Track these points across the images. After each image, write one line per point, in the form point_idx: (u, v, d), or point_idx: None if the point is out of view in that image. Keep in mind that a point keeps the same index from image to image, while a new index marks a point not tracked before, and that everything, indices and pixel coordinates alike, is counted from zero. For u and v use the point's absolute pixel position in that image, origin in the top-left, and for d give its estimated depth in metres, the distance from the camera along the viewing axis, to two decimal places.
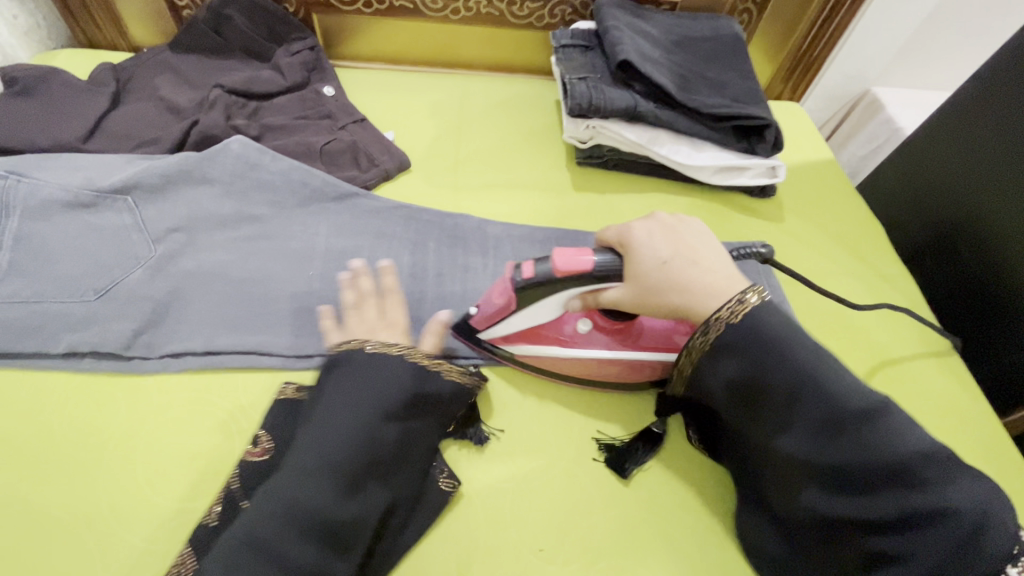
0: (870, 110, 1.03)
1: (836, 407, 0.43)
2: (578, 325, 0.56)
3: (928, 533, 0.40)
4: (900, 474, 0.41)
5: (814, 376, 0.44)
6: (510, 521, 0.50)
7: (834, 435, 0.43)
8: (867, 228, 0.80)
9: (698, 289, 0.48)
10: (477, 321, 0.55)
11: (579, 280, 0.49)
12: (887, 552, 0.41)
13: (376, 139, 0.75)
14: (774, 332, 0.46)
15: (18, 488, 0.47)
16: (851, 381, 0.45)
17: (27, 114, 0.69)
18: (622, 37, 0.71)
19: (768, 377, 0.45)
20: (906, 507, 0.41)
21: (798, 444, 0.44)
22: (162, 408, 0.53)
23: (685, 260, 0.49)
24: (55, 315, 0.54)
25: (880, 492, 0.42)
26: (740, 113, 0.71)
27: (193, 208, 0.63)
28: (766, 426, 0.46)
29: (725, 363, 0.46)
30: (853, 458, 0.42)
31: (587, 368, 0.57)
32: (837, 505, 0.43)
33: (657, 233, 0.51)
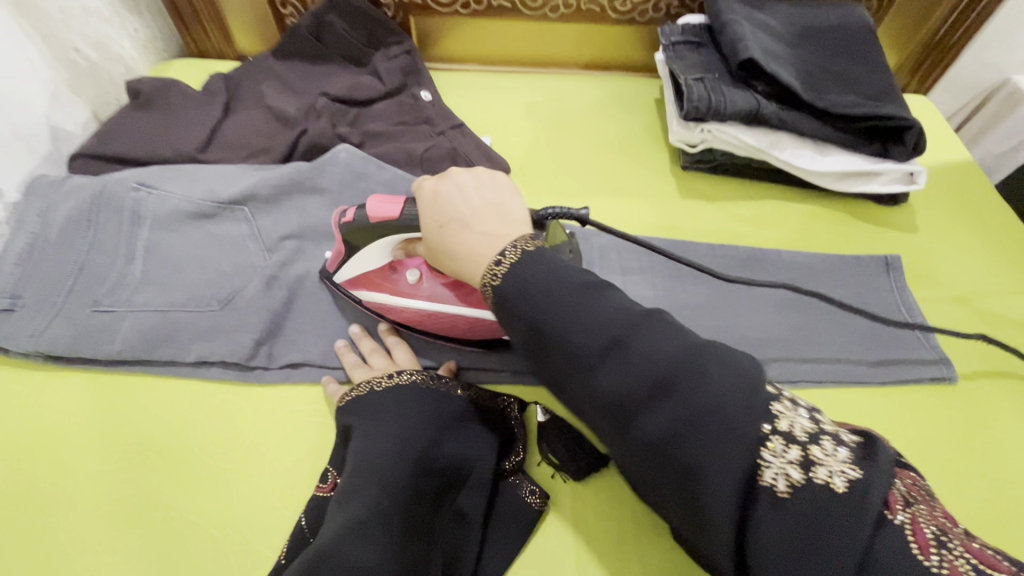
0: (1010, 103, 0.91)
1: (598, 327, 0.38)
2: (408, 275, 0.56)
3: (694, 439, 0.34)
4: (655, 383, 0.36)
5: (563, 295, 0.40)
6: (631, 556, 0.48)
7: (603, 351, 0.38)
8: (1017, 238, 0.72)
9: (467, 250, 0.45)
10: (332, 266, 0.58)
11: (387, 227, 0.51)
12: (684, 468, 0.35)
13: (475, 145, 0.74)
14: (540, 272, 0.41)
15: (156, 490, 0.50)
16: (615, 302, 0.40)
17: (150, 125, 0.73)
18: (743, 33, 0.66)
19: (533, 302, 0.40)
20: (664, 418, 0.35)
21: (598, 373, 0.38)
22: (283, 418, 0.54)
23: (458, 221, 0.47)
24: (186, 323, 0.57)
25: (646, 410, 0.36)
26: (876, 114, 0.64)
27: (304, 218, 0.64)
28: (559, 363, 0.39)
29: (515, 322, 0.41)
30: (624, 374, 0.37)
31: (414, 318, 0.57)
32: (638, 439, 0.37)
33: (450, 191, 0.48)
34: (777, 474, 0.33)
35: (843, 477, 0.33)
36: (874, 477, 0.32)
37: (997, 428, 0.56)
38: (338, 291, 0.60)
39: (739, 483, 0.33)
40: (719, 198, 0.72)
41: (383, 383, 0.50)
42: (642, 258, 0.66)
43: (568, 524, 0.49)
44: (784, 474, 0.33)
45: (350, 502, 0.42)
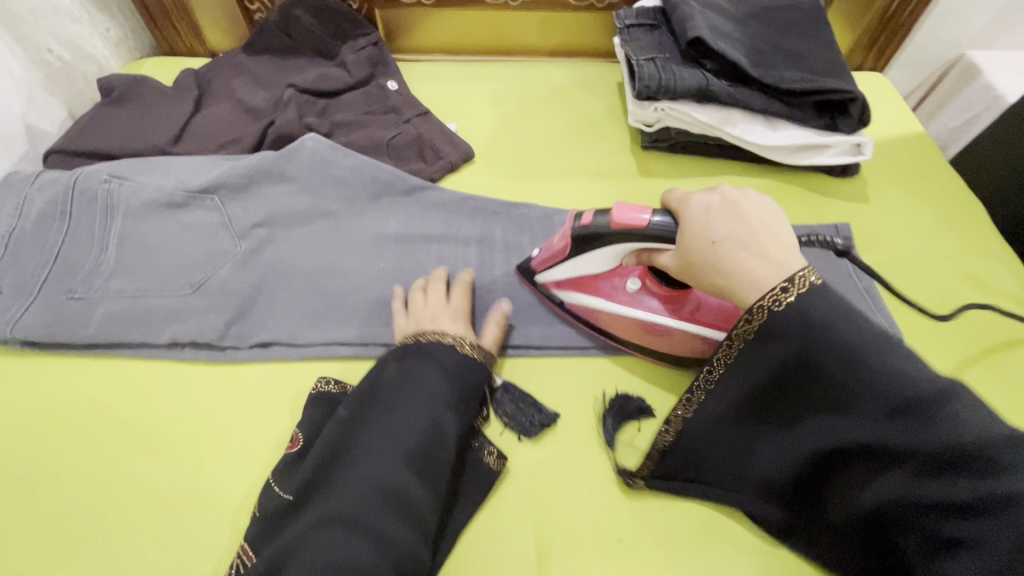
0: (965, 77, 0.94)
1: (844, 382, 0.41)
2: (627, 283, 0.59)
3: (987, 519, 0.36)
4: (962, 457, 0.37)
5: (860, 355, 0.40)
6: (586, 511, 0.50)
7: (887, 415, 0.40)
8: (966, 206, 0.74)
9: (741, 271, 0.46)
10: (538, 264, 0.60)
11: (630, 233, 0.51)
12: (954, 537, 0.37)
13: (440, 131, 0.76)
14: (820, 314, 0.42)
15: (132, 466, 0.52)
16: (870, 358, 0.40)
17: (122, 120, 0.74)
18: (692, 13, 0.68)
19: (796, 340, 0.42)
20: (957, 490, 0.37)
21: (830, 420, 0.42)
22: (254, 395, 0.56)
23: (737, 240, 0.47)
24: (158, 307, 0.59)
25: (941, 477, 0.38)
26: (821, 87, 0.67)
27: (273, 204, 0.66)
28: (810, 412, 0.43)
29: (768, 347, 0.43)
30: (875, 427, 0.40)
31: (625, 326, 0.59)
32: (893, 482, 0.40)
33: (717, 208, 0.48)
34: None
35: None
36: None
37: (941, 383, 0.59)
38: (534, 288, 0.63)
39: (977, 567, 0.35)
40: (677, 175, 0.75)
41: (428, 340, 0.53)
42: None
43: (527, 482, 0.52)
44: None
45: (361, 478, 0.45)
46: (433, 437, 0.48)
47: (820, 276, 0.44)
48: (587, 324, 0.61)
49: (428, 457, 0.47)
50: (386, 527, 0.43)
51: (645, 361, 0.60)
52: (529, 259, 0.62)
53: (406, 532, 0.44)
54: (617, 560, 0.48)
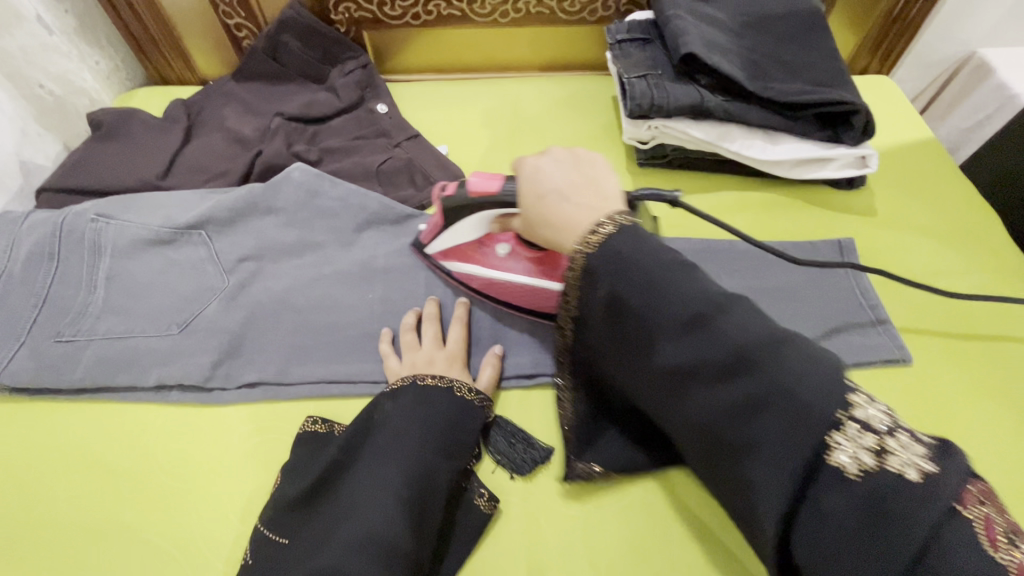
0: (975, 77, 0.90)
1: (659, 305, 0.40)
2: (500, 249, 0.61)
3: (765, 417, 0.35)
4: (741, 360, 0.37)
5: (657, 277, 0.40)
6: (583, 553, 0.49)
7: (681, 328, 0.39)
8: (979, 216, 0.71)
9: (564, 219, 0.48)
10: (426, 236, 0.64)
11: (488, 201, 0.56)
12: (746, 442, 0.36)
13: (430, 155, 0.75)
14: (624, 248, 0.42)
15: (118, 515, 0.51)
16: (676, 276, 0.40)
17: (111, 155, 0.74)
18: (684, 27, 0.66)
19: (614, 271, 0.42)
20: (738, 393, 0.36)
21: (658, 348, 0.40)
22: (240, 437, 0.55)
23: (559, 192, 0.49)
24: (145, 348, 0.58)
25: (730, 383, 0.37)
26: (823, 100, 0.64)
27: (261, 238, 0.66)
28: (635, 344, 0.42)
29: (596, 286, 0.43)
30: (681, 345, 0.39)
31: (504, 291, 0.61)
32: (701, 406, 0.38)
33: (549, 167, 0.51)
34: (842, 450, 0.33)
35: (911, 466, 0.32)
36: (948, 479, 0.31)
37: (956, 406, 0.56)
38: (427, 261, 0.66)
39: (789, 470, 0.34)
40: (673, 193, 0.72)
41: (424, 382, 0.51)
42: None
43: (520, 522, 0.50)
44: (850, 453, 0.33)
45: (353, 531, 0.41)
46: (428, 484, 0.45)
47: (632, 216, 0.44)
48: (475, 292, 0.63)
49: (424, 506, 0.44)
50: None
51: None
52: (419, 234, 0.66)
53: None
54: None
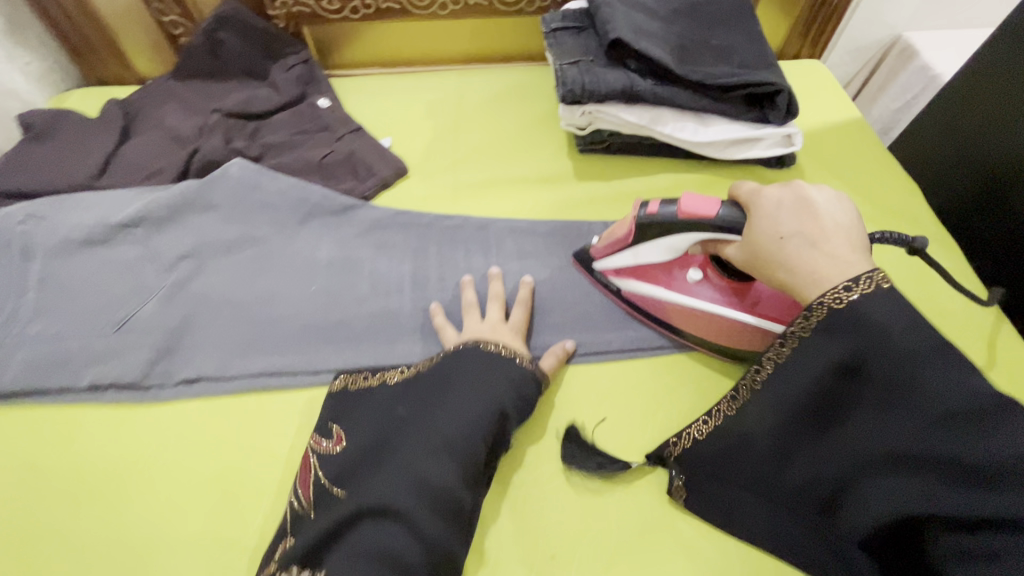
0: (902, 59, 0.95)
1: (940, 399, 0.40)
2: (691, 273, 0.59)
3: (1016, 540, 0.36)
4: (1002, 469, 0.38)
5: (920, 368, 0.40)
6: (521, 527, 0.51)
7: (937, 423, 0.40)
8: (899, 190, 0.75)
9: (809, 272, 0.46)
10: (598, 254, 0.63)
11: (693, 222, 0.53)
12: (974, 553, 0.38)
13: (373, 148, 0.75)
14: (885, 318, 0.42)
15: (55, 518, 0.50)
16: (968, 376, 0.40)
17: (43, 157, 0.73)
18: (613, 13, 0.68)
19: (844, 343, 0.43)
20: (1001, 508, 0.37)
21: (895, 429, 0.42)
22: (182, 432, 0.55)
23: (807, 238, 0.47)
24: (80, 349, 0.57)
25: (977, 494, 0.38)
26: (747, 81, 0.66)
27: (199, 234, 0.65)
28: (855, 421, 0.44)
29: (829, 345, 0.43)
30: (964, 445, 0.39)
31: (682, 316, 0.60)
32: (920, 495, 0.41)
33: (777, 206, 0.50)
34: None
35: None
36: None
37: None
38: (594, 277, 0.65)
39: None
40: (612, 176, 0.74)
41: (483, 348, 0.54)
42: (538, 241, 0.68)
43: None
44: None
45: (405, 474, 0.46)
46: (460, 439, 0.48)
47: (887, 276, 0.44)
48: (626, 305, 0.63)
49: (459, 457, 0.47)
50: (427, 524, 0.44)
51: (580, 368, 0.60)
52: (588, 248, 0.65)
53: (444, 528, 0.45)
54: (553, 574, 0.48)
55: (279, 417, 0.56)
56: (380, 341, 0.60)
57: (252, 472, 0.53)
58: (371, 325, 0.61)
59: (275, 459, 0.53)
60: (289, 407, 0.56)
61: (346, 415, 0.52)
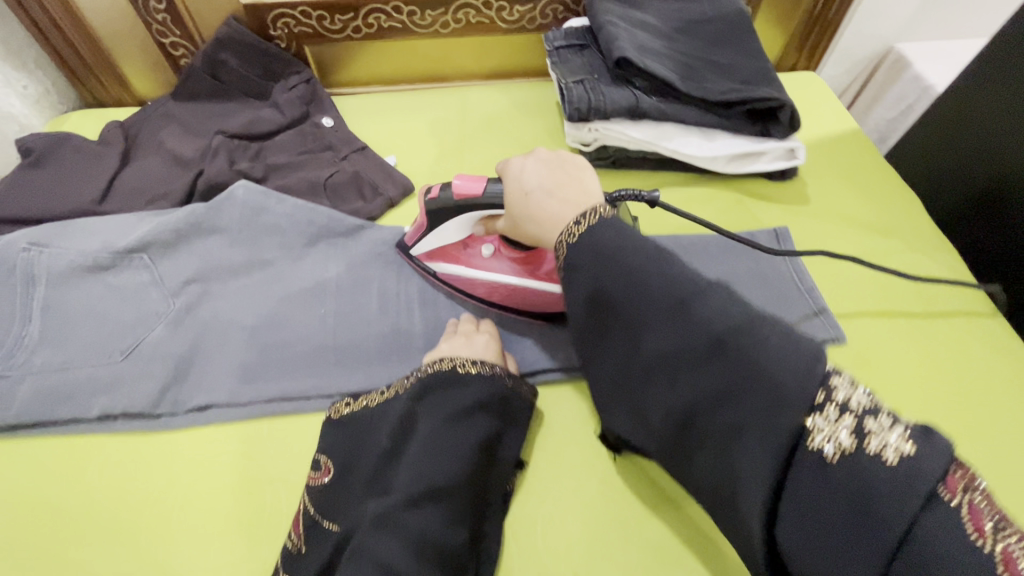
0: (896, 68, 0.96)
1: (658, 298, 0.42)
2: (483, 249, 0.62)
3: (747, 401, 0.37)
4: (718, 341, 0.39)
5: (643, 270, 0.43)
6: (543, 550, 0.50)
7: (665, 318, 0.42)
8: (898, 199, 0.76)
9: (549, 218, 0.50)
10: (411, 240, 0.64)
11: (469, 203, 0.56)
12: (727, 429, 0.38)
13: (379, 167, 0.75)
14: (608, 240, 0.45)
15: (64, 555, 0.49)
16: (677, 270, 0.44)
17: (43, 181, 0.72)
18: (617, 32, 0.68)
19: (590, 270, 0.45)
20: (724, 378, 0.38)
21: (647, 339, 0.42)
22: (194, 461, 0.54)
23: (550, 190, 0.51)
24: (85, 379, 0.56)
25: (705, 372, 0.39)
26: (749, 97, 0.67)
27: (205, 259, 0.64)
28: (617, 335, 0.44)
29: (575, 281, 0.46)
30: (681, 333, 0.41)
31: (493, 290, 0.62)
32: (682, 392, 0.40)
33: (531, 167, 0.54)
34: (821, 434, 0.35)
35: (891, 446, 0.33)
36: (934, 456, 0.32)
37: (887, 379, 0.59)
38: (414, 262, 0.66)
39: (783, 448, 0.35)
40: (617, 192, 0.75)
41: (464, 368, 0.52)
42: None
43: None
44: (829, 434, 0.35)
45: (383, 520, 0.45)
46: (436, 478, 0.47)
47: (611, 208, 0.48)
48: (444, 285, 0.65)
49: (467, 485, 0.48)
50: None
51: None
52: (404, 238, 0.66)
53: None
54: None
55: (291, 442, 0.55)
56: (392, 362, 0.60)
57: (267, 499, 0.52)
58: (382, 346, 0.61)
59: (291, 485, 0.53)
60: (302, 432, 0.56)
61: (353, 440, 0.52)
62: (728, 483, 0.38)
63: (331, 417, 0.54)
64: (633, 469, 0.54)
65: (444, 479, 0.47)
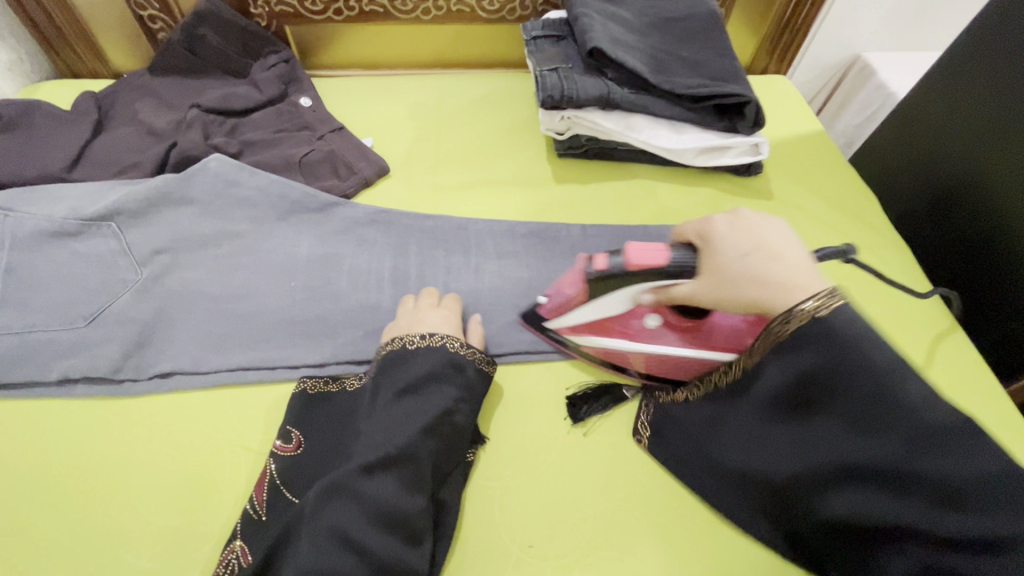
0: (861, 77, 1.00)
1: (914, 424, 0.38)
2: (648, 320, 0.56)
3: (993, 558, 0.36)
4: (971, 495, 0.37)
5: (890, 385, 0.39)
6: (498, 520, 0.51)
7: (908, 444, 0.38)
8: (859, 198, 0.79)
9: (782, 289, 0.44)
10: (548, 312, 0.59)
11: (647, 273, 0.50)
12: (941, 568, 0.38)
13: (354, 147, 0.75)
14: (849, 331, 0.40)
15: (19, 517, 0.49)
16: (934, 397, 0.39)
17: (11, 147, 0.71)
18: (591, 24, 0.70)
19: (801, 359, 0.42)
20: (979, 530, 0.36)
21: (870, 450, 0.40)
22: (155, 427, 0.54)
23: (765, 253, 0.46)
24: (50, 343, 0.56)
25: (942, 515, 0.38)
26: (716, 93, 0.70)
27: (176, 229, 0.64)
28: (833, 424, 0.42)
29: (791, 356, 0.42)
30: (934, 467, 0.38)
31: (659, 362, 0.57)
32: (886, 512, 0.40)
33: (724, 230, 0.48)
34: None
35: None
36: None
37: None
38: (549, 335, 0.61)
39: None
40: (590, 180, 0.76)
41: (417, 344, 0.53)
42: (518, 242, 0.70)
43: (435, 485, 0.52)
44: None
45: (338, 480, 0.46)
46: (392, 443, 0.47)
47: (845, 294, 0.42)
48: (589, 353, 0.60)
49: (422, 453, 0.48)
50: (366, 538, 0.44)
51: (557, 365, 0.61)
52: (535, 306, 0.61)
53: (382, 540, 0.44)
54: (528, 565, 0.49)
55: (256, 412, 0.55)
56: (359, 337, 0.60)
57: (228, 466, 0.52)
58: (351, 321, 0.61)
59: (252, 454, 0.53)
60: (267, 402, 0.56)
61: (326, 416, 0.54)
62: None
63: (300, 389, 0.55)
64: (590, 442, 0.56)
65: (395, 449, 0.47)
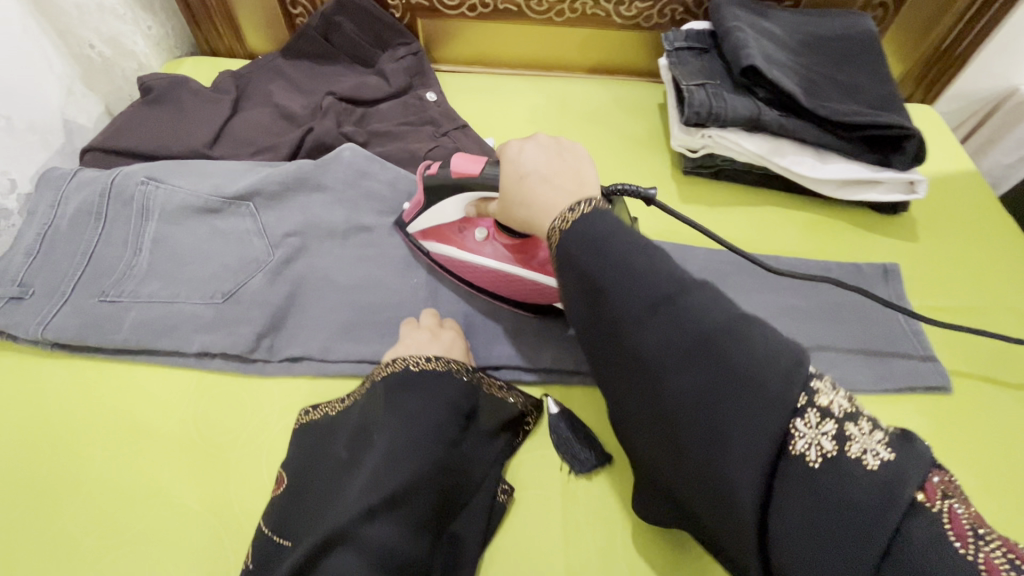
0: (1018, 113, 0.91)
1: (642, 285, 0.38)
2: (477, 233, 0.58)
3: (742, 397, 0.34)
4: (705, 341, 0.35)
5: (627, 255, 0.40)
6: (620, 555, 0.48)
7: (645, 310, 0.38)
8: (1015, 249, 0.71)
9: (539, 201, 0.47)
10: (409, 214, 0.62)
11: (466, 182, 0.54)
12: (710, 433, 0.34)
13: (478, 147, 0.75)
14: (597, 219, 0.42)
15: (157, 480, 0.51)
16: (666, 262, 0.40)
17: (159, 120, 0.74)
18: (745, 39, 0.66)
19: (576, 252, 0.42)
20: (718, 373, 0.35)
21: (630, 329, 0.39)
22: (281, 413, 0.54)
23: (540, 171, 0.48)
24: (190, 315, 0.58)
25: (684, 377, 0.36)
26: (879, 122, 0.64)
27: (309, 215, 0.66)
28: (596, 321, 0.41)
29: (559, 268, 0.43)
30: (664, 329, 0.37)
31: (480, 273, 0.59)
32: (662, 397, 0.37)
33: (529, 148, 0.50)
34: (804, 439, 0.32)
35: (875, 455, 0.32)
36: (910, 466, 0.31)
37: (997, 438, 0.56)
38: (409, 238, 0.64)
39: (763, 456, 0.33)
40: (719, 202, 0.72)
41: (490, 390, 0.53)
42: None
43: (551, 507, 0.50)
44: (814, 443, 0.32)
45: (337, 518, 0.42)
46: (402, 473, 0.43)
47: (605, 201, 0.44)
48: (442, 268, 0.63)
49: (434, 489, 0.44)
50: None
51: None
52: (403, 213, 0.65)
53: None
54: None
55: None
56: (478, 342, 0.60)
57: None
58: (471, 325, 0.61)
59: None
60: None
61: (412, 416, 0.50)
62: (704, 493, 0.35)
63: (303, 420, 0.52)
64: None
65: (410, 484, 0.43)
